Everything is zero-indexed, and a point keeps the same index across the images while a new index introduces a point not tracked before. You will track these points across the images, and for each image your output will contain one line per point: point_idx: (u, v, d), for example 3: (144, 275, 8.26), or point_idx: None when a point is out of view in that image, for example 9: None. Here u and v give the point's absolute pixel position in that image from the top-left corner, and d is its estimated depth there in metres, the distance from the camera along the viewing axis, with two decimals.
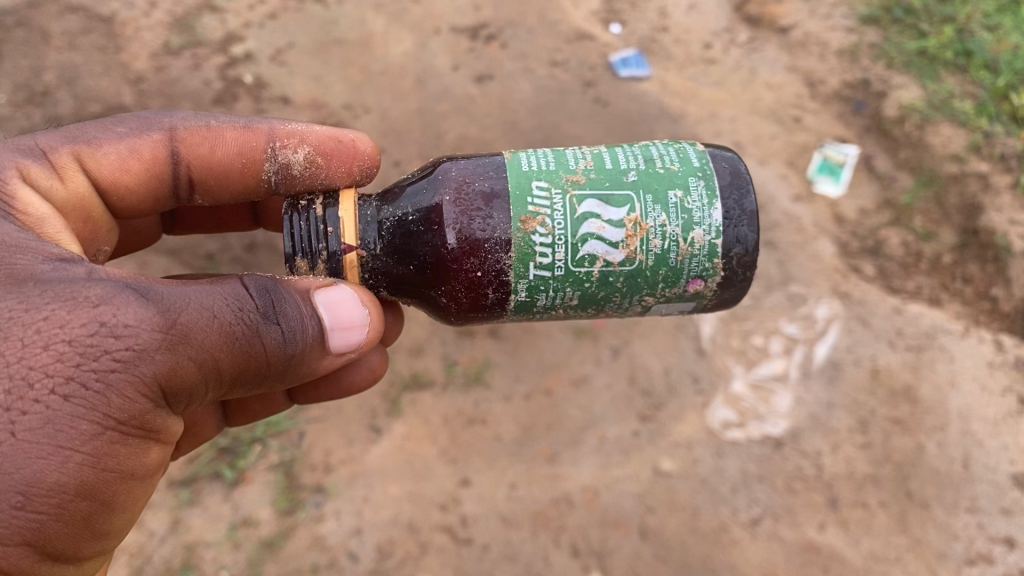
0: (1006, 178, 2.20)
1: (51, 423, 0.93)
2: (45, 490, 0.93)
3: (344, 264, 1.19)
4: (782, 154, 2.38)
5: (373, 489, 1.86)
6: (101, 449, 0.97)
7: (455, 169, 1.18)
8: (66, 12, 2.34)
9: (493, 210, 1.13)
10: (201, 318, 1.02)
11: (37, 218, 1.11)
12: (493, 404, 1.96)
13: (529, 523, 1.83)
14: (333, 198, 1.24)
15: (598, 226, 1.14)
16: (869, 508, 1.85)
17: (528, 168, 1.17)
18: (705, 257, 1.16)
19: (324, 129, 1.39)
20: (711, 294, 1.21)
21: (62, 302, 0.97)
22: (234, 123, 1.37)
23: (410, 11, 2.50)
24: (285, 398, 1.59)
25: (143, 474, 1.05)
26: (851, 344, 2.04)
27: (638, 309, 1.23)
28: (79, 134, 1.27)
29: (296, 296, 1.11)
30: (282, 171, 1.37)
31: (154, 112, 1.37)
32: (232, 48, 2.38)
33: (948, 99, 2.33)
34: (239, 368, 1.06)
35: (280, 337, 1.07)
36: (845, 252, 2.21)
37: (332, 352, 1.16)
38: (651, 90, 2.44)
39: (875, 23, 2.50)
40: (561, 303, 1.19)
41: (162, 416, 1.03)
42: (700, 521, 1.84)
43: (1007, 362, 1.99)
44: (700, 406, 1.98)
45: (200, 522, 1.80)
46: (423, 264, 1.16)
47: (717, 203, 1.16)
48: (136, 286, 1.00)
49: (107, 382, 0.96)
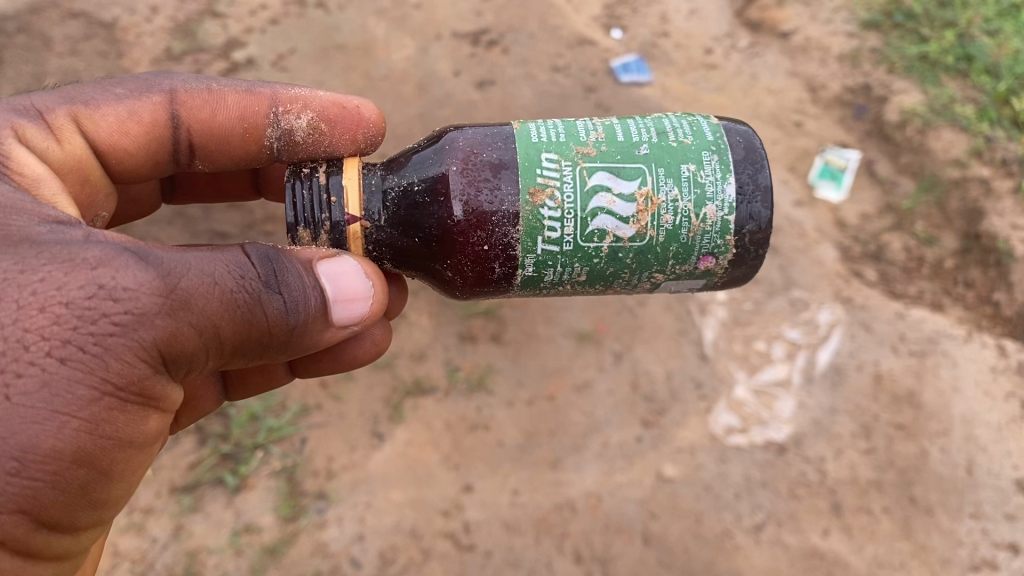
0: (1007, 183, 2.19)
1: (47, 386, 0.90)
2: (40, 456, 0.90)
3: (347, 235, 1.17)
4: (783, 159, 2.39)
5: (375, 495, 1.85)
6: (99, 415, 0.94)
7: (463, 139, 1.17)
8: (67, 17, 2.34)
9: (501, 181, 1.13)
10: (202, 284, 0.99)
11: (33, 179, 1.07)
12: (496, 410, 1.96)
13: (532, 529, 1.83)
14: (336, 166, 1.21)
15: (609, 200, 1.13)
16: (874, 514, 1.85)
17: (538, 140, 1.16)
18: (717, 234, 1.15)
19: (327, 94, 1.36)
20: (722, 272, 1.20)
21: (59, 263, 0.94)
22: (236, 86, 1.34)
23: (412, 17, 2.51)
24: (286, 371, 1.57)
25: (142, 443, 1.01)
26: (854, 349, 2.05)
27: (646, 287, 1.23)
28: (76, 95, 1.24)
29: (299, 266, 1.08)
30: (285, 137, 1.34)
31: (154, 72, 1.33)
32: (233, 54, 2.38)
33: (949, 103, 2.33)
34: (241, 337, 1.03)
35: (283, 308, 1.05)
36: (847, 257, 2.21)
37: (335, 325, 1.13)
38: (653, 96, 2.45)
39: (876, 28, 2.51)
40: (568, 279, 1.18)
41: (162, 383, 1.00)
42: (703, 527, 1.84)
43: (1011, 367, 1.99)
44: (702, 411, 1.98)
45: (202, 528, 1.79)
46: (429, 237, 1.15)
47: (730, 177, 1.15)
48: (135, 249, 0.98)
49: (106, 346, 0.93)
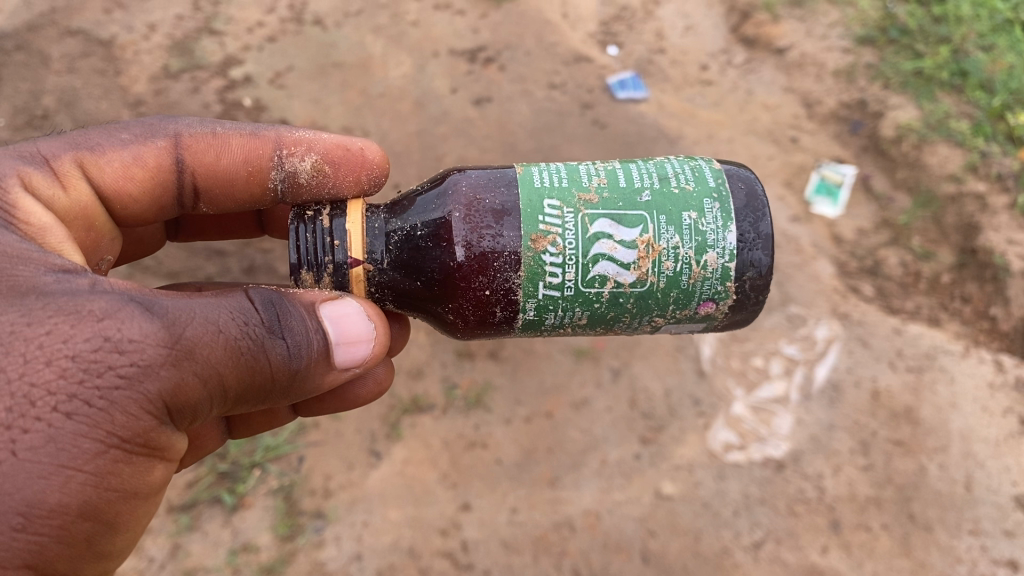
0: (1003, 199, 2.20)
1: (53, 441, 0.89)
2: (46, 511, 0.88)
3: (350, 277, 1.18)
4: (779, 174, 2.39)
5: (373, 514, 1.85)
6: (105, 468, 0.93)
7: (466, 183, 1.17)
8: (66, 36, 2.35)
9: (503, 227, 1.13)
10: (206, 333, 0.98)
11: (39, 228, 1.06)
12: (494, 427, 1.95)
13: (531, 547, 1.82)
14: (340, 209, 1.22)
15: (610, 247, 1.13)
16: (873, 531, 1.85)
17: (540, 185, 1.16)
18: (718, 280, 1.16)
19: (330, 137, 1.37)
20: (722, 316, 1.21)
21: (65, 315, 0.93)
22: (240, 130, 1.35)
23: (409, 34, 2.52)
24: (289, 411, 1.57)
25: (146, 493, 1.01)
26: (851, 365, 2.05)
27: (646, 329, 1.23)
28: (81, 141, 1.23)
29: (301, 309, 1.06)
30: (289, 180, 1.34)
31: (158, 116, 1.33)
32: (231, 71, 2.39)
33: (945, 119, 2.34)
34: (244, 384, 1.01)
35: (285, 352, 1.03)
36: (844, 272, 2.21)
37: (338, 368, 1.11)
38: (649, 112, 2.46)
39: (871, 44, 2.53)
40: (569, 322, 1.19)
41: (166, 433, 0.99)
42: (702, 545, 1.84)
43: (1007, 383, 2.00)
44: (700, 428, 1.98)
45: (200, 548, 1.79)
46: (431, 280, 1.15)
47: (731, 225, 1.16)
48: (140, 299, 0.97)
49: (111, 399, 0.92)
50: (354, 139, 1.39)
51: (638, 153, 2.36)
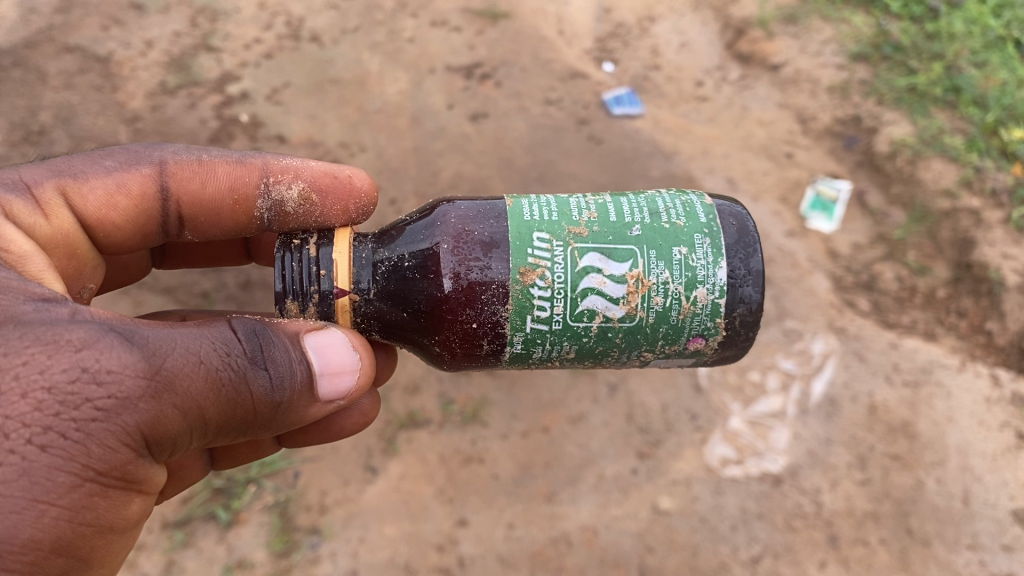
0: (997, 214, 2.22)
1: (27, 474, 0.88)
2: (19, 546, 0.87)
3: (335, 308, 1.17)
4: (774, 190, 2.40)
5: (369, 529, 1.84)
6: (80, 502, 0.92)
7: (455, 214, 1.18)
8: (63, 52, 2.35)
9: (492, 260, 1.13)
10: (186, 364, 0.97)
11: (19, 256, 1.06)
12: (491, 442, 1.95)
13: (528, 563, 1.81)
14: (327, 237, 1.22)
15: (599, 281, 1.13)
16: (871, 545, 1.85)
17: (530, 218, 1.16)
18: (708, 316, 1.15)
19: (318, 165, 1.37)
20: (712, 351, 1.21)
21: (42, 345, 0.92)
22: (226, 158, 1.35)
23: (405, 51, 2.53)
24: (273, 442, 1.58)
25: (122, 528, 1.00)
26: (848, 379, 2.05)
27: (636, 363, 1.23)
28: (65, 168, 1.24)
29: (285, 341, 1.07)
30: (276, 209, 1.35)
31: (144, 144, 1.34)
32: (228, 87, 2.39)
33: (939, 134, 2.35)
34: (226, 417, 1.01)
35: (268, 384, 1.03)
36: (840, 286, 2.22)
37: (321, 400, 1.12)
38: (644, 128, 2.47)
39: (864, 60, 2.55)
40: (557, 356, 1.18)
41: (144, 466, 0.99)
42: (701, 561, 1.83)
43: (1004, 398, 2.01)
44: (698, 442, 1.97)
45: (195, 564, 1.78)
46: (418, 311, 1.15)
47: (722, 261, 1.16)
48: (120, 329, 0.96)
49: (88, 431, 0.91)
50: (342, 167, 1.40)
51: (634, 169, 2.37)
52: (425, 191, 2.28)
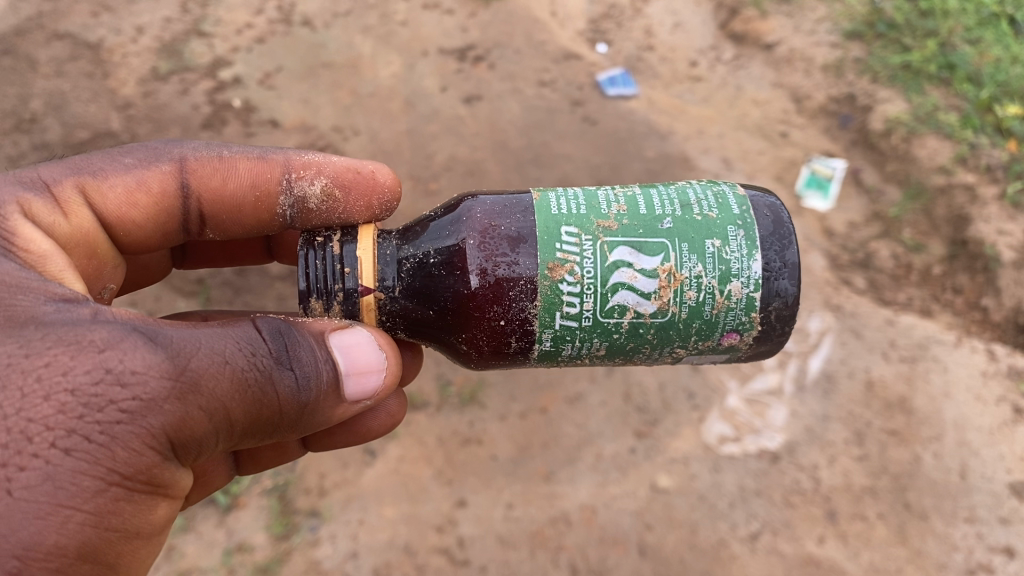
0: (993, 189, 2.21)
1: (51, 479, 0.87)
2: (44, 553, 0.86)
3: (361, 305, 1.17)
4: (770, 169, 2.39)
5: (368, 512, 1.84)
6: (105, 507, 0.91)
7: (480, 209, 1.18)
8: (53, 40, 2.36)
9: (519, 255, 1.13)
10: (211, 364, 0.97)
11: (39, 255, 1.05)
12: (488, 423, 1.95)
13: (527, 542, 1.81)
14: (351, 234, 1.22)
15: (630, 276, 1.13)
16: (868, 520, 1.85)
17: (558, 211, 1.16)
18: (742, 311, 1.15)
19: (341, 161, 1.36)
20: (746, 347, 1.20)
21: (65, 346, 0.92)
22: (247, 154, 1.34)
23: (398, 34, 2.53)
24: (299, 446, 1.57)
25: (149, 533, 0.99)
26: (845, 356, 2.05)
27: (667, 359, 1.22)
28: (84, 166, 1.23)
29: (310, 340, 1.06)
30: (298, 205, 1.33)
31: (163, 141, 1.33)
32: (220, 72, 2.37)
33: (933, 111, 2.35)
34: (252, 418, 1.01)
35: (294, 384, 1.03)
36: (835, 265, 2.22)
37: (348, 400, 1.11)
38: (639, 109, 2.46)
39: (858, 39, 2.55)
40: (587, 353, 1.18)
41: (171, 469, 0.98)
42: (699, 538, 1.83)
43: (1000, 371, 2.00)
44: (696, 421, 1.98)
45: (195, 548, 1.78)
46: (445, 309, 1.16)
47: (757, 254, 1.15)
48: (144, 329, 0.96)
49: (112, 434, 0.91)
50: (365, 162, 1.38)
51: (628, 149, 2.36)
52: (419, 174, 2.26)
